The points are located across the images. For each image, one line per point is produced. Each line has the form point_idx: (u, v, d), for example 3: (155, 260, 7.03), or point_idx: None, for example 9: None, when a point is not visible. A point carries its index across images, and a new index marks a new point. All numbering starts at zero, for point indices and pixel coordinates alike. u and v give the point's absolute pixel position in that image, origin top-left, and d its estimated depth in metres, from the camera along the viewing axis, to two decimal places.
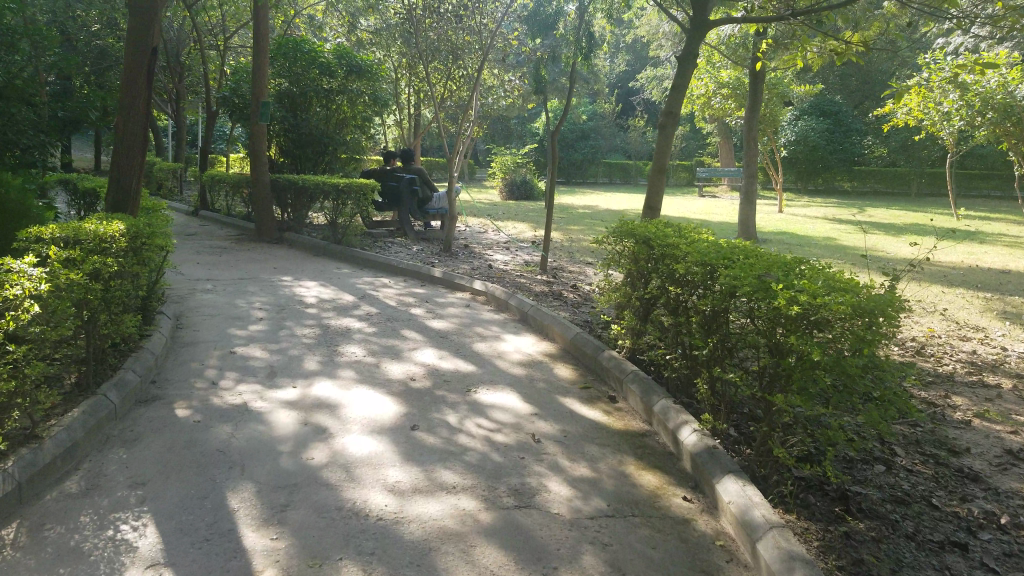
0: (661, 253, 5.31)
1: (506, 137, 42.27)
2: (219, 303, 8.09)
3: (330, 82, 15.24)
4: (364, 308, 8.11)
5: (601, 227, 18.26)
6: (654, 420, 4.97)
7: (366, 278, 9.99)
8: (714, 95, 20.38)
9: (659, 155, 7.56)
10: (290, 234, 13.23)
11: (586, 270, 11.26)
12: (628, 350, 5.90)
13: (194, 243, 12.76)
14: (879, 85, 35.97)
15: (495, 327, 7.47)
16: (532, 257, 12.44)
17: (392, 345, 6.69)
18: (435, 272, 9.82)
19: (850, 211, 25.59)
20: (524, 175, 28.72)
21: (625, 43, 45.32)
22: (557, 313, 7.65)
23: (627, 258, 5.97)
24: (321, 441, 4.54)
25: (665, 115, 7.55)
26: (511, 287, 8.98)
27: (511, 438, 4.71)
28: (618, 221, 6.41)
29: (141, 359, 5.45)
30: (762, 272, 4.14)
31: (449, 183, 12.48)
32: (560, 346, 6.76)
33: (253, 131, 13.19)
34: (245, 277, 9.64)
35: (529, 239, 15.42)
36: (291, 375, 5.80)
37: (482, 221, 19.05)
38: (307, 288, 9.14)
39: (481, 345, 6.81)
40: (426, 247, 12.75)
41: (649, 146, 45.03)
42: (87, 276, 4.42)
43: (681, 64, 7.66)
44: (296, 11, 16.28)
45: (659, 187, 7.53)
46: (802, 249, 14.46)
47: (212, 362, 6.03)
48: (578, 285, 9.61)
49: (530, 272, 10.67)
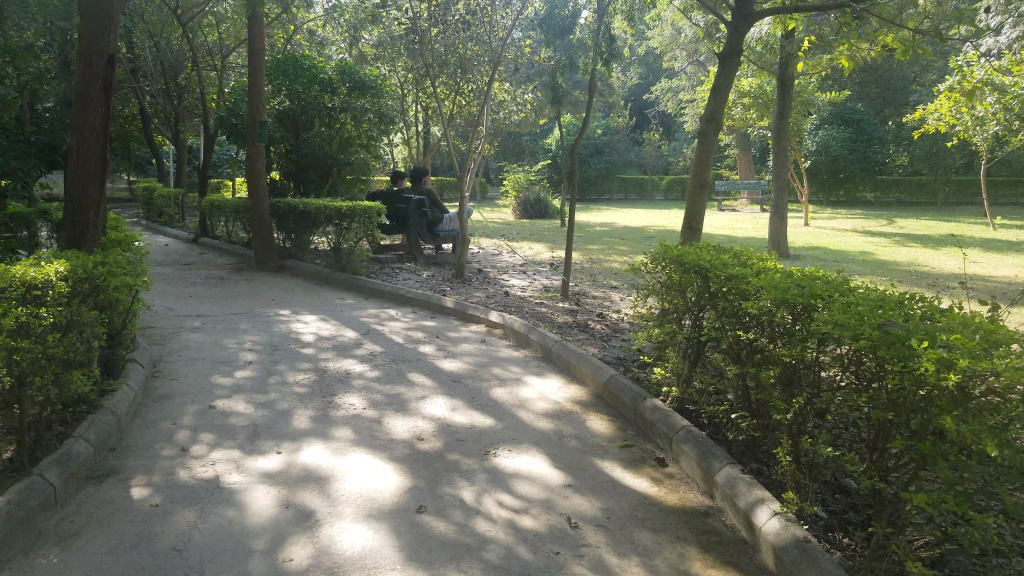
0: (724, 283, 4.36)
1: (518, 154, 41.66)
2: (203, 343, 7.18)
3: (332, 99, 14.53)
4: (367, 346, 7.18)
5: (622, 245, 17.34)
6: (717, 493, 3.96)
7: (370, 310, 9.10)
8: (736, 105, 19.43)
9: (699, 167, 6.66)
10: (291, 262, 12.36)
11: (611, 296, 10.33)
12: (677, 399, 4.94)
13: (190, 273, 11.95)
14: (901, 91, 34.82)
15: (514, 367, 6.54)
16: (550, 282, 11.54)
17: (397, 393, 5.74)
18: (446, 301, 8.92)
19: (879, 223, 24.55)
20: (538, 194, 27.95)
21: (638, 56, 44.54)
22: (586, 350, 6.70)
23: (670, 289, 5.06)
24: (304, 533, 3.58)
25: (705, 122, 6.68)
26: (531, 318, 8.05)
27: (542, 522, 3.73)
28: (659, 244, 5.51)
29: (99, 422, 4.46)
30: (878, 317, 3.14)
31: (460, 202, 11.54)
32: (592, 392, 5.80)
33: (250, 152, 12.49)
34: (237, 312, 8.75)
35: (546, 261, 14.50)
36: (275, 437, 4.84)
37: (496, 242, 18.20)
38: (305, 322, 8.24)
39: (499, 391, 5.84)
40: (437, 273, 11.86)
41: (664, 160, 44.21)
42: (4, 337, 3.51)
43: (724, 63, 6.76)
44: (295, 25, 15.53)
45: (700, 205, 6.62)
46: (839, 265, 13.44)
47: (186, 422, 5.05)
48: (605, 314, 8.67)
49: (550, 299, 9.76)
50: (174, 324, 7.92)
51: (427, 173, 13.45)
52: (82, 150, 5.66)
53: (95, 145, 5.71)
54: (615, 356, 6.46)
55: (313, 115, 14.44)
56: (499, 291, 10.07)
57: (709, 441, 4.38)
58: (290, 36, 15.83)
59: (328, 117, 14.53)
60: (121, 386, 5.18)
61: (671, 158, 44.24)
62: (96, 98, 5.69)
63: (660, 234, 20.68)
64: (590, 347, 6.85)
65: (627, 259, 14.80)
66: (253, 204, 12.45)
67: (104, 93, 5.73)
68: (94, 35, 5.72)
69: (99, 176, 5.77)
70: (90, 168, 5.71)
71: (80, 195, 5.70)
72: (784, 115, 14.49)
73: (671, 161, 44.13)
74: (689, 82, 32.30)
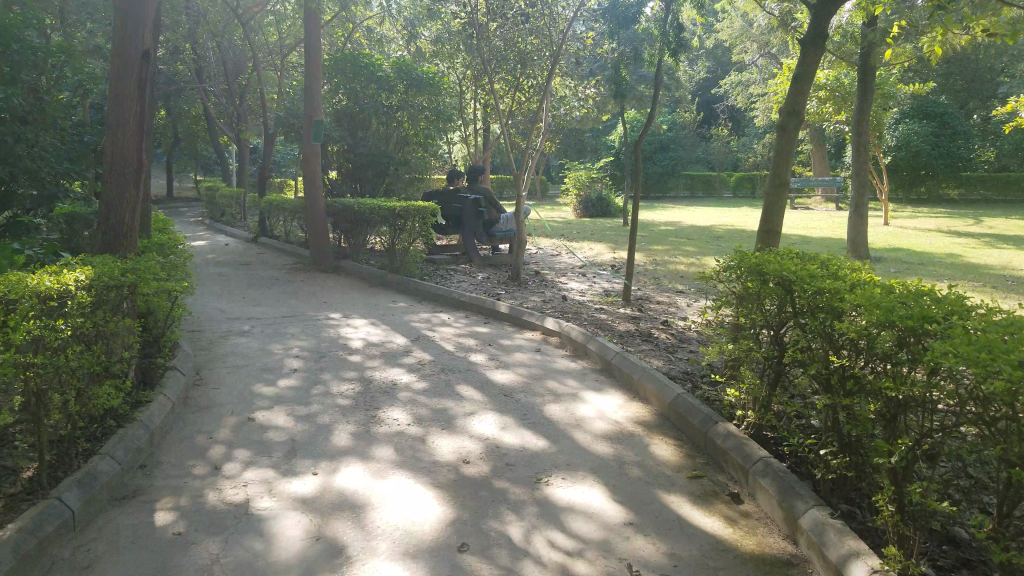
0: (812, 297, 3.91)
1: (580, 151, 41.09)
2: (251, 349, 6.97)
3: (390, 98, 14.37)
4: (415, 355, 6.84)
5: (687, 246, 16.70)
6: (802, 540, 3.48)
7: (423, 314, 8.79)
8: (810, 99, 18.49)
9: (779, 164, 6.09)
10: (346, 262, 12.17)
11: (677, 302, 9.77)
12: (752, 424, 4.46)
13: (247, 274, 11.91)
14: (987, 82, 32.84)
15: (571, 380, 6.11)
16: (611, 285, 11.03)
17: (444, 408, 5.37)
18: (501, 306, 8.54)
19: (964, 222, 23.15)
20: (600, 192, 27.39)
21: (704, 50, 43.37)
22: (649, 364, 6.21)
23: (748, 301, 4.58)
24: (332, 572, 3.20)
25: (784, 114, 6.10)
26: (590, 326, 7.59)
27: (599, 569, 3.30)
28: (735, 250, 5.03)
29: (128, 438, 4.25)
30: (1010, 349, 2.73)
31: (518, 202, 11.14)
32: (657, 412, 5.34)
33: (306, 151, 12.38)
34: (288, 315, 8.56)
35: (607, 262, 14.01)
36: (313, 456, 4.52)
37: (556, 242, 17.78)
38: (355, 327, 7.97)
39: (555, 409, 5.41)
40: (493, 275, 11.51)
41: (731, 157, 42.92)
42: (17, 349, 3.25)
43: (805, 51, 6.17)
44: (354, 23, 15.41)
45: (778, 206, 6.06)
46: (923, 268, 12.56)
47: (222, 436, 4.77)
48: (669, 322, 8.15)
49: (611, 304, 9.27)
50: (224, 328, 7.75)
51: (484, 173, 13.14)
52: (119, 151, 4.86)
53: (132, 145, 4.91)
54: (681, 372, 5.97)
55: (372, 113, 14.27)
56: (558, 296, 9.64)
57: (789, 474, 3.90)
58: (351, 34, 15.71)
59: (386, 116, 14.35)
60: (157, 395, 4.97)
61: (739, 154, 42.89)
62: (131, 92, 4.85)
63: (726, 234, 19.90)
64: (653, 361, 6.35)
65: (693, 261, 14.14)
66: (309, 204, 12.34)
67: (139, 85, 4.90)
68: (127, 19, 4.86)
69: (137, 179, 4.98)
70: (126, 170, 4.89)
71: (116, 199, 4.90)
72: (863, 109, 13.62)
73: (738, 158, 42.79)
74: (758, 76, 31.14)
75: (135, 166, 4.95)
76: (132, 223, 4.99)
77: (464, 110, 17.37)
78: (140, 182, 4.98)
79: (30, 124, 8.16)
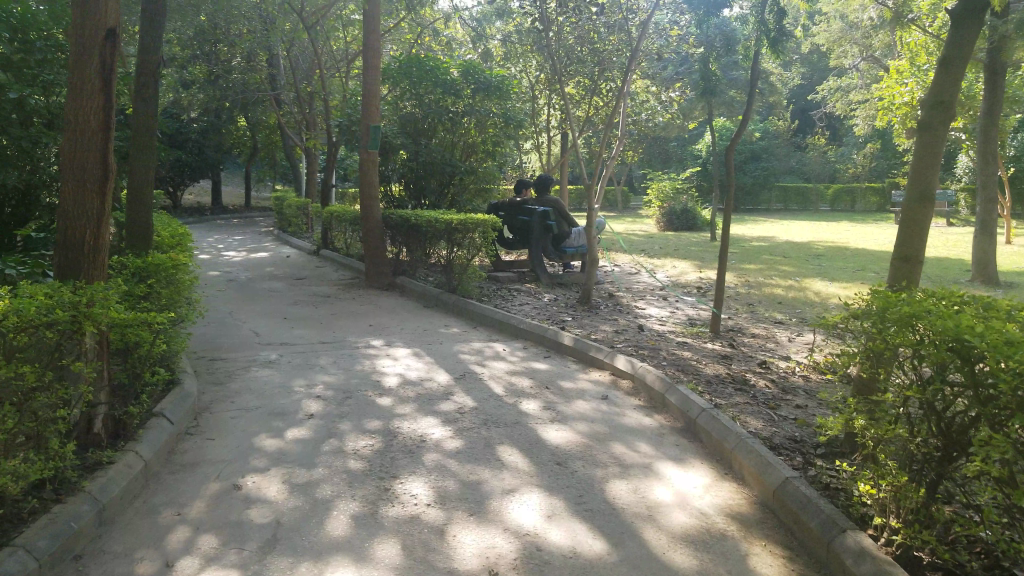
0: (1018, 379, 2.72)
1: (665, 161, 39.51)
2: (269, 385, 6.02)
3: (456, 103, 13.41)
4: (456, 399, 5.73)
5: (782, 266, 15.11)
6: None
7: (476, 344, 7.71)
8: None
9: (919, 171, 4.73)
10: (402, 279, 11.24)
11: (774, 337, 8.35)
12: (899, 543, 3.22)
13: (299, 289, 11.17)
14: None
15: (643, 444, 4.90)
16: (695, 313, 9.67)
17: (478, 481, 4.23)
18: (564, 338, 7.37)
19: None
20: (685, 204, 25.84)
21: (800, 55, 41.02)
22: (746, 428, 4.95)
23: (901, 365, 3.35)
24: None
25: (931, 107, 4.73)
26: (669, 369, 6.32)
27: None
28: (876, 291, 3.79)
29: (60, 520, 3.28)
30: None
31: (590, 215, 9.90)
32: (756, 502, 4.10)
33: (363, 160, 11.52)
34: (325, 341, 7.62)
35: (692, 283, 12.64)
36: (296, 549, 3.46)
37: (636, 259, 16.47)
38: (395, 359, 6.94)
39: (618, 488, 4.22)
40: (562, 297, 10.33)
41: (828, 168, 40.25)
42: None
43: (959, 28, 4.76)
44: (422, 25, 14.59)
45: (922, 225, 4.66)
46: None
47: (193, 513, 3.77)
48: (764, 365, 6.82)
49: (696, 338, 7.96)
50: (249, 356, 6.85)
51: (553, 184, 11.98)
52: (77, 156, 4.00)
53: (94, 147, 4.03)
54: (787, 446, 4.70)
55: (436, 120, 13.35)
56: (632, 326, 8.38)
57: None
58: (418, 37, 14.89)
59: (450, 122, 13.41)
60: (127, 450, 4.02)
61: (836, 164, 40.18)
62: (92, 86, 4.00)
63: (826, 252, 18.11)
64: (750, 424, 5.08)
65: (790, 285, 12.54)
66: (365, 216, 11.50)
67: (103, 78, 4.04)
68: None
69: (101, 190, 4.08)
70: (87, 177, 4.02)
71: (75, 213, 4.02)
72: (994, 113, 11.82)
73: (836, 169, 40.08)
74: (863, 80, 28.87)
75: (98, 174, 4.06)
76: (95, 239, 4.11)
77: (538, 118, 16.27)
78: (105, 195, 4.11)
79: (52, 129, 7.53)
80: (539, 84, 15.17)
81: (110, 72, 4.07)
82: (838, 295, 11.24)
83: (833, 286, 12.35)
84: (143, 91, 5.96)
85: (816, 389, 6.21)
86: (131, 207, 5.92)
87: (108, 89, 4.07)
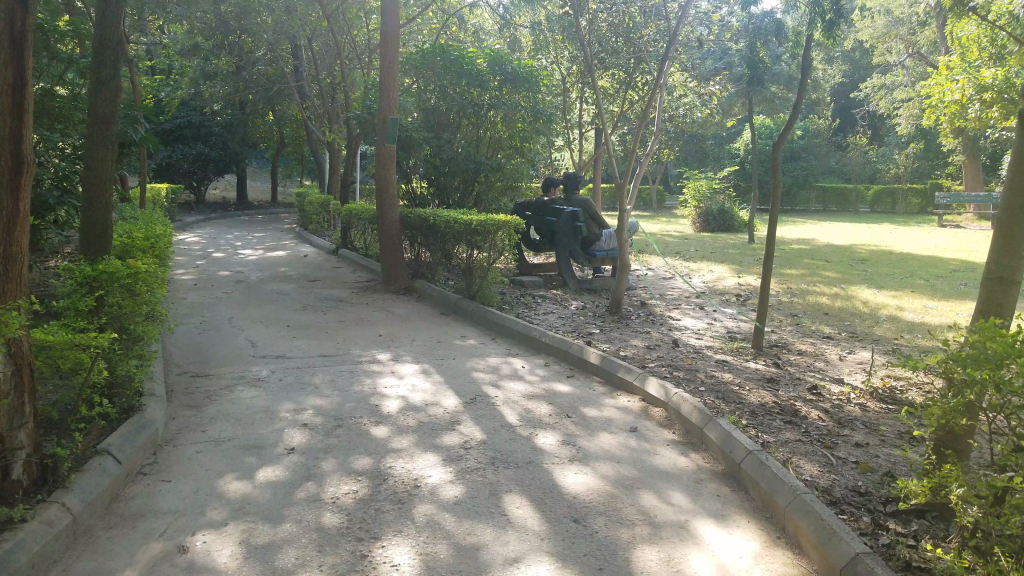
0: None
1: (701, 159, 38.33)
2: (252, 409, 5.32)
3: (482, 95, 12.64)
4: (461, 430, 4.95)
5: (827, 271, 14.14)
6: None
7: (491, 359, 6.94)
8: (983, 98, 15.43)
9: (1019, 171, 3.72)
10: (419, 283, 10.51)
11: (824, 355, 7.42)
12: None
13: (312, 291, 10.52)
14: None
15: (678, 493, 4.08)
16: (736, 326, 8.77)
17: (476, 545, 3.45)
18: (589, 355, 6.56)
19: None
20: (722, 204, 24.80)
21: (844, 51, 39.56)
22: (799, 476, 4.06)
23: None
24: None
25: None
26: (709, 395, 5.47)
27: None
28: (1005, 336, 2.98)
29: None
30: None
31: (622, 211, 9.05)
32: None
33: (381, 155, 10.79)
34: (325, 355, 6.90)
35: (732, 290, 11.75)
36: None
37: (669, 261, 15.60)
38: (399, 377, 6.19)
39: (646, 557, 3.41)
40: (590, 305, 9.52)
41: (870, 168, 38.70)
42: None
43: None
44: (450, 15, 13.84)
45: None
46: None
47: None
48: (818, 390, 5.94)
49: (737, 357, 7.10)
50: (237, 373, 6.17)
51: (582, 182, 11.14)
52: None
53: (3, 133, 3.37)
54: (850, 501, 3.82)
55: (461, 114, 12.59)
56: (666, 340, 7.53)
57: None
58: (444, 26, 14.13)
59: (474, 115, 12.64)
60: (49, 503, 3.39)
61: (879, 164, 38.64)
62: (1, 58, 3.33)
63: (872, 257, 17.07)
64: (804, 469, 4.19)
65: (836, 293, 11.53)
66: (381, 215, 10.78)
67: (13, 49, 3.39)
68: None
69: (13, 187, 3.42)
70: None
71: None
72: None
73: (878, 169, 38.55)
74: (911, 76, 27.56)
75: (10, 166, 3.39)
76: (8, 247, 3.43)
77: (569, 112, 15.40)
78: (18, 190, 3.45)
79: None
80: (570, 77, 14.31)
81: (20, 42, 3.41)
82: (892, 305, 10.23)
83: (885, 295, 11.38)
84: (100, 75, 5.26)
85: (877, 421, 5.27)
86: (85, 206, 5.29)
87: (19, 62, 3.41)
